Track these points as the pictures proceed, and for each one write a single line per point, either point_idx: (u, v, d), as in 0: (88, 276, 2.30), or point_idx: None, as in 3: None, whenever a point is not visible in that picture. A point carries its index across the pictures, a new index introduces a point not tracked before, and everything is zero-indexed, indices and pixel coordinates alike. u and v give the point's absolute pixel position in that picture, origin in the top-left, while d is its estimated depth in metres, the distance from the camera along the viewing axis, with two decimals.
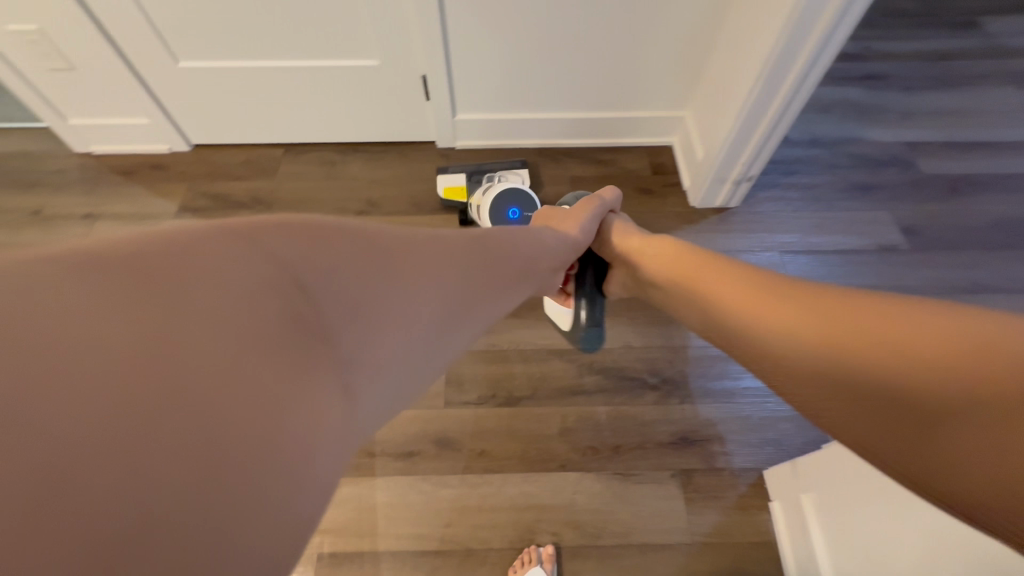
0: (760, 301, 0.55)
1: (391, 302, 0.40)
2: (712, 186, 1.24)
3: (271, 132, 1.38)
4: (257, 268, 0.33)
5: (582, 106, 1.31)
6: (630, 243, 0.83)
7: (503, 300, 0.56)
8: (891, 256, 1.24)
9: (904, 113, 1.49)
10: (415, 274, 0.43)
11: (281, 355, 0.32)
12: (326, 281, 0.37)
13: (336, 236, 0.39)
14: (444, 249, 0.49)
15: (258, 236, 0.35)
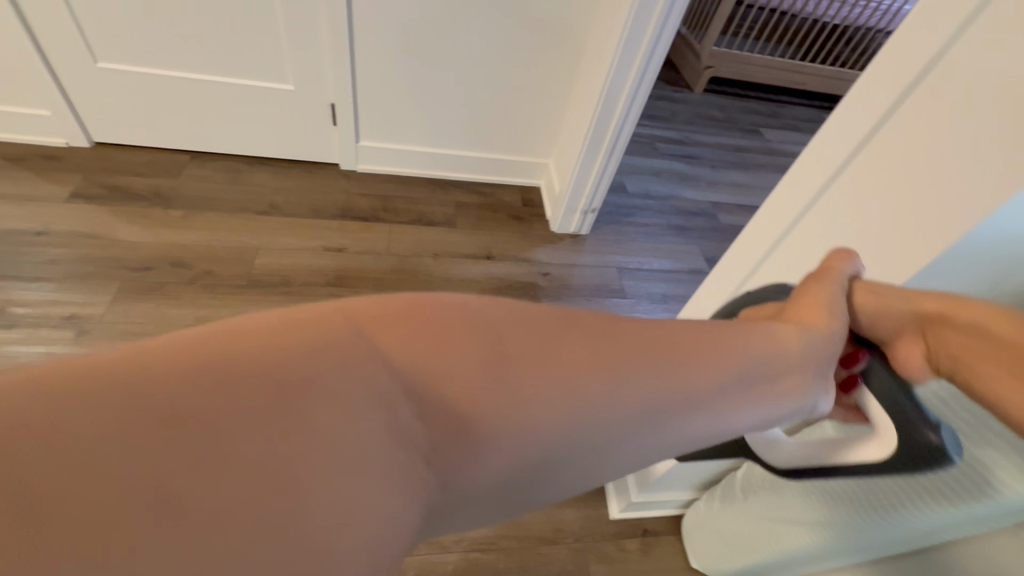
0: (1023, 367, 0.39)
1: (534, 409, 0.31)
2: (567, 214, 1.56)
3: (180, 140, 1.49)
4: (370, 378, 0.27)
5: (467, 146, 1.60)
6: (921, 305, 0.45)
7: (722, 421, 0.38)
8: (699, 276, 1.60)
9: (710, 182, 1.98)
10: (566, 386, 0.32)
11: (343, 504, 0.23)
12: (444, 393, 0.29)
13: (473, 318, 0.32)
14: (612, 343, 0.35)
15: (378, 332, 0.29)
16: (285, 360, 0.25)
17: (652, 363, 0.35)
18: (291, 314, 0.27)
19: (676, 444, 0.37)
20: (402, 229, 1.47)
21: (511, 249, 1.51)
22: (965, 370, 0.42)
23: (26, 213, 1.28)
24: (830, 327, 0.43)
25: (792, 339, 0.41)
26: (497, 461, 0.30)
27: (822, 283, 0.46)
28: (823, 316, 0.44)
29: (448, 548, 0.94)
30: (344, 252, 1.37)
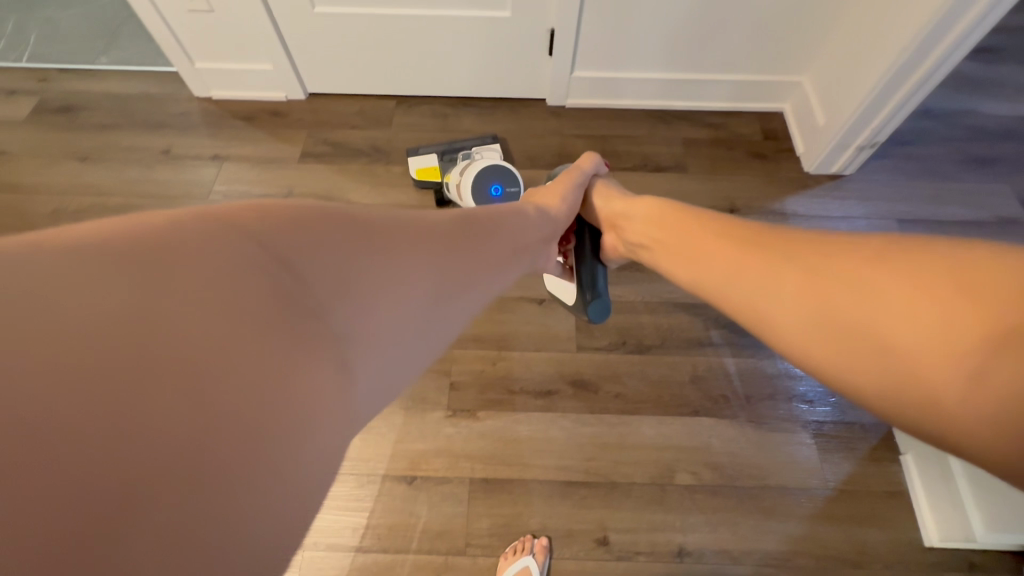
0: (743, 262, 0.53)
1: (389, 279, 0.38)
2: (834, 151, 1.23)
3: (388, 83, 1.41)
4: (239, 248, 0.31)
5: (701, 67, 1.30)
6: (615, 203, 0.84)
7: (496, 277, 0.52)
8: (1012, 228, 1.23)
9: (1019, 88, 1.45)
10: (396, 259, 0.39)
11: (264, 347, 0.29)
12: (308, 260, 0.34)
13: (329, 212, 0.37)
14: (425, 223, 0.45)
15: (238, 217, 0.32)
16: (149, 244, 0.28)
17: (446, 239, 0.46)
18: (137, 220, 0.29)
19: (479, 298, 0.49)
20: (627, 176, 1.29)
21: (756, 198, 1.27)
22: (645, 240, 0.73)
23: (270, 177, 1.32)
24: (556, 206, 0.80)
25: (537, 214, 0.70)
26: (371, 319, 0.36)
27: (561, 180, 0.86)
28: (558, 194, 0.82)
29: (739, 559, 0.87)
30: None
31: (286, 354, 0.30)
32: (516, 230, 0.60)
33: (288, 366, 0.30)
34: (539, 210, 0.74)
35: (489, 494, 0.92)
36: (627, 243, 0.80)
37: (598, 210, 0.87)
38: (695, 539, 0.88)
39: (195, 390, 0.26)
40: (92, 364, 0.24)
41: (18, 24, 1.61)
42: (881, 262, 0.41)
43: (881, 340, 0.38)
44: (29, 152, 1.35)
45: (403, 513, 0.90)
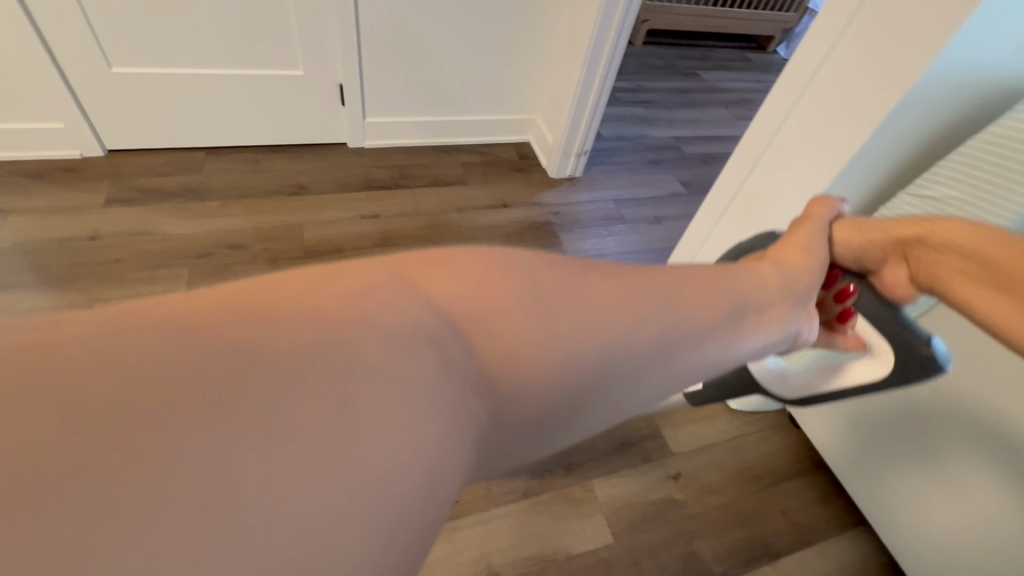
0: (1000, 285, 0.57)
1: (557, 350, 0.39)
2: (563, 158, 1.75)
3: (195, 137, 1.55)
4: (416, 307, 0.34)
5: (464, 110, 1.75)
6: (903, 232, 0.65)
7: (701, 350, 0.48)
8: (680, 198, 1.86)
9: (668, 121, 2.23)
10: (565, 321, 0.40)
11: (418, 416, 0.29)
12: (471, 329, 0.37)
13: (502, 278, 0.40)
14: (616, 286, 0.45)
15: (418, 276, 0.37)
16: (339, 305, 0.31)
17: (636, 302, 0.44)
18: (343, 276, 0.34)
19: (672, 369, 0.46)
20: (424, 191, 1.62)
21: (522, 196, 1.70)
22: (924, 261, 0.63)
23: (70, 221, 1.31)
24: (799, 264, 0.62)
25: (766, 273, 0.57)
26: (531, 386, 0.38)
27: (804, 227, 0.67)
28: (804, 250, 0.64)
29: None
30: (381, 217, 1.50)
31: (448, 425, 0.31)
32: (721, 287, 0.52)
33: (447, 435, 0.30)
34: (761, 268, 0.58)
35: None
36: (912, 271, 0.64)
37: (872, 251, 0.67)
38: None
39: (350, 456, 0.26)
40: (263, 409, 0.25)
41: None
42: None
43: None
44: None
45: None
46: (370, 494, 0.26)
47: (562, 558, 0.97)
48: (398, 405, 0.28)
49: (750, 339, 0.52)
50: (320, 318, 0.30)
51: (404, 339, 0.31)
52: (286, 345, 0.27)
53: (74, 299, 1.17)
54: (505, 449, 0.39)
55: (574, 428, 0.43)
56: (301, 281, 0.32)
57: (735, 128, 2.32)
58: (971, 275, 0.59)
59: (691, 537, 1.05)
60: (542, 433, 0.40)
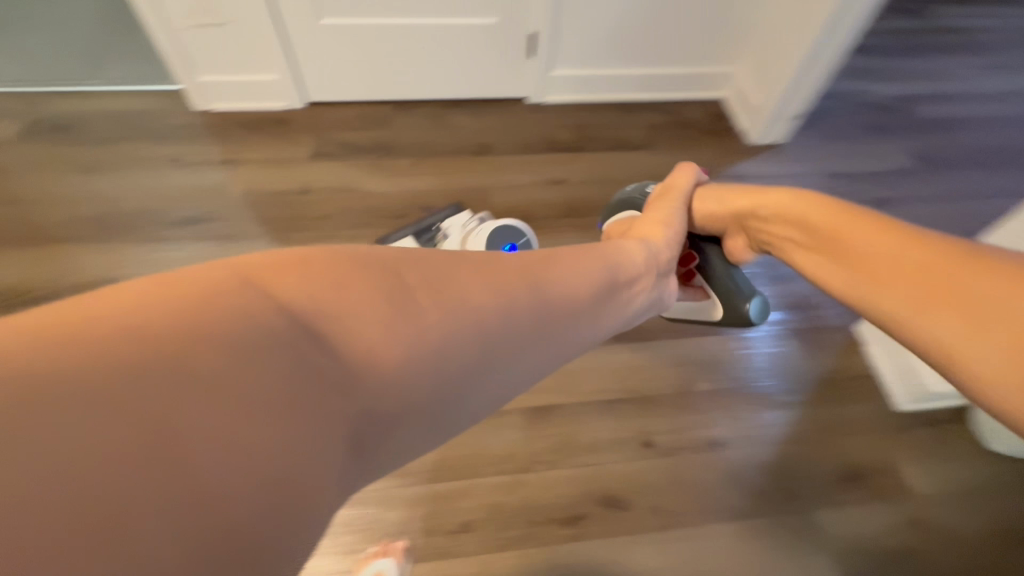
0: (832, 235, 0.68)
1: (422, 338, 0.45)
2: (770, 122, 1.49)
3: (384, 89, 1.53)
4: (264, 312, 0.38)
5: (656, 63, 1.54)
6: (735, 206, 0.84)
7: (559, 337, 0.56)
8: (908, 176, 1.52)
9: (901, 69, 1.78)
10: (420, 308, 0.46)
11: (272, 416, 0.34)
12: (332, 325, 0.41)
13: (360, 272, 0.45)
14: (471, 282, 0.51)
15: (270, 281, 0.41)
16: (179, 312, 0.34)
17: (491, 300, 0.51)
18: (188, 282, 0.37)
19: (531, 352, 0.53)
20: (608, 156, 1.48)
21: (716, 166, 1.50)
22: (773, 232, 0.78)
23: (283, 174, 1.38)
24: (658, 238, 0.80)
25: (594, 262, 0.64)
26: (390, 379, 0.42)
27: (664, 205, 0.87)
28: (660, 223, 0.83)
29: (756, 440, 1.02)
30: (566, 183, 1.41)
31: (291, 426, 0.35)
32: (581, 280, 0.60)
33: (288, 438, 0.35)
34: (595, 259, 0.64)
35: (543, 418, 1.02)
36: (761, 239, 0.81)
37: (718, 216, 0.88)
38: (722, 432, 1.03)
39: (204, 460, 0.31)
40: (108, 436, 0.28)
41: None
42: (990, 269, 0.50)
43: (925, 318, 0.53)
44: (30, 167, 1.36)
45: (472, 445, 0.98)
46: (216, 486, 0.31)
47: None
48: (231, 408, 0.33)
49: (591, 306, 0.60)
50: (169, 326, 0.33)
51: (243, 343, 0.35)
52: (143, 347, 0.32)
53: None
54: (374, 444, 0.42)
55: (440, 425, 0.47)
56: (148, 290, 0.35)
57: (991, 80, 1.80)
58: (936, 271, 0.54)
59: None
60: (401, 429, 0.44)
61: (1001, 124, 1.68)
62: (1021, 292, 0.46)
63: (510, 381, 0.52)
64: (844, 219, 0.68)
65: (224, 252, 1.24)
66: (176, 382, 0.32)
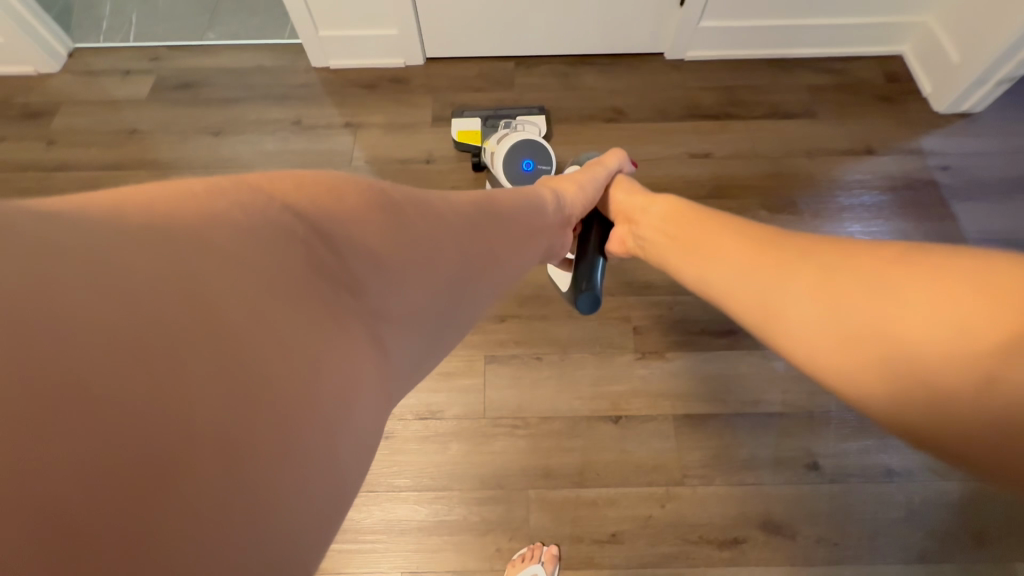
0: (724, 239, 0.66)
1: (424, 253, 0.44)
2: (971, 88, 1.23)
3: (509, 44, 1.40)
4: (271, 212, 0.34)
5: (830, 11, 1.29)
6: (636, 203, 0.85)
7: (511, 267, 0.58)
8: None
9: None
10: (418, 223, 0.44)
11: (302, 313, 0.32)
12: (346, 232, 0.38)
13: (357, 185, 0.42)
14: (443, 203, 0.50)
15: (268, 186, 0.36)
16: (179, 203, 0.30)
17: (461, 222, 0.50)
18: (180, 188, 0.31)
19: (491, 281, 0.54)
20: (762, 126, 1.29)
21: (892, 139, 1.28)
22: (655, 234, 0.78)
23: (406, 141, 1.31)
24: (573, 192, 0.82)
25: (528, 205, 0.67)
26: (401, 290, 0.41)
27: (585, 171, 0.88)
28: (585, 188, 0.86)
29: (947, 476, 0.89)
30: (713, 157, 1.25)
31: (323, 335, 0.33)
32: (529, 220, 0.65)
33: (330, 350, 0.33)
34: (528, 202, 0.68)
35: (693, 428, 0.94)
36: (640, 241, 0.83)
37: (615, 203, 0.89)
38: (901, 461, 0.90)
39: (240, 358, 0.28)
40: (124, 315, 0.25)
41: (116, 2, 1.59)
42: (888, 258, 0.48)
43: (806, 318, 0.51)
44: (159, 128, 1.34)
45: (618, 450, 0.93)
46: (257, 377, 0.28)
47: None
48: (261, 298, 0.30)
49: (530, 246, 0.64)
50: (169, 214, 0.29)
51: (264, 237, 0.32)
52: (140, 234, 0.27)
53: None
54: (391, 360, 0.40)
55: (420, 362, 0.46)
56: (143, 198, 0.29)
57: None
58: (787, 258, 0.57)
59: None
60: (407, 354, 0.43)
61: None
62: (857, 270, 0.49)
63: (474, 310, 0.53)
64: (709, 222, 0.71)
65: None
66: (186, 281, 0.27)
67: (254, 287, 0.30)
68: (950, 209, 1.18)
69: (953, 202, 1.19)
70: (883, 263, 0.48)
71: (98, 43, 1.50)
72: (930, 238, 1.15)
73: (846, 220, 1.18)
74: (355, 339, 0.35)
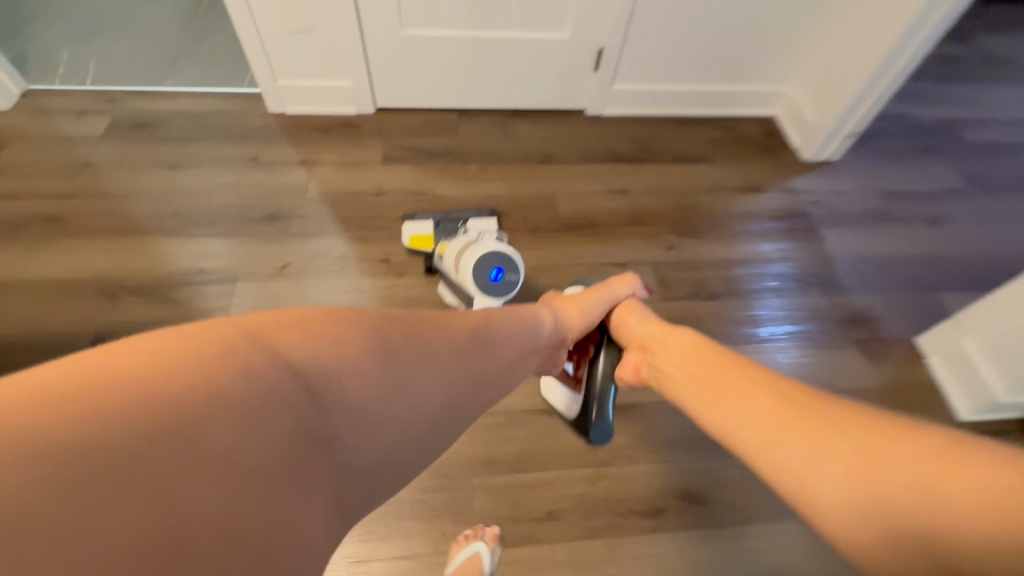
0: (735, 379, 0.62)
1: (411, 393, 0.47)
2: (827, 139, 1.53)
3: (452, 98, 1.60)
4: (268, 372, 0.38)
5: (714, 79, 1.60)
6: (642, 329, 0.83)
7: (492, 394, 0.60)
8: (963, 196, 1.53)
9: (944, 96, 1.83)
10: (408, 363, 0.48)
11: (282, 472, 0.36)
12: (332, 384, 0.42)
13: (354, 325, 0.46)
14: (438, 340, 0.53)
15: (269, 336, 0.41)
16: (180, 369, 0.34)
17: (446, 357, 0.53)
18: (182, 350, 0.36)
19: (468, 418, 0.56)
20: (668, 169, 1.53)
21: (772, 180, 1.55)
22: (665, 365, 0.74)
23: (359, 176, 1.43)
24: (576, 312, 0.84)
25: (525, 318, 0.71)
26: (382, 434, 0.44)
27: (590, 291, 0.89)
28: (588, 308, 0.86)
29: None
30: (629, 193, 1.46)
31: (286, 487, 0.36)
32: (521, 342, 0.67)
33: (288, 502, 0.35)
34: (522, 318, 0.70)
35: (620, 416, 1.06)
36: (650, 368, 0.78)
37: (622, 325, 0.88)
38: None
39: (223, 527, 0.31)
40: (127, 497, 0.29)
41: (74, 51, 1.68)
42: (919, 433, 0.45)
43: (826, 484, 0.46)
44: (113, 162, 1.40)
45: (555, 437, 1.02)
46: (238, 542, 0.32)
47: None
48: (246, 465, 0.34)
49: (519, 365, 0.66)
50: (170, 386, 0.33)
51: (257, 401, 0.36)
52: (147, 414, 0.31)
53: (373, 251, 1.28)
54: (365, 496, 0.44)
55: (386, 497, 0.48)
56: (150, 364, 0.34)
57: None
58: (802, 411, 0.54)
59: None
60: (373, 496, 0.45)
61: None
62: (880, 439, 0.46)
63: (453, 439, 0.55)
64: (720, 359, 0.67)
65: (306, 248, 1.28)
66: (180, 459, 0.31)
67: (244, 455, 0.34)
68: (823, 235, 1.42)
69: (824, 229, 1.43)
70: (926, 452, 0.43)
71: (54, 86, 1.57)
72: (807, 257, 1.37)
73: (741, 242, 1.39)
74: (321, 490, 0.38)
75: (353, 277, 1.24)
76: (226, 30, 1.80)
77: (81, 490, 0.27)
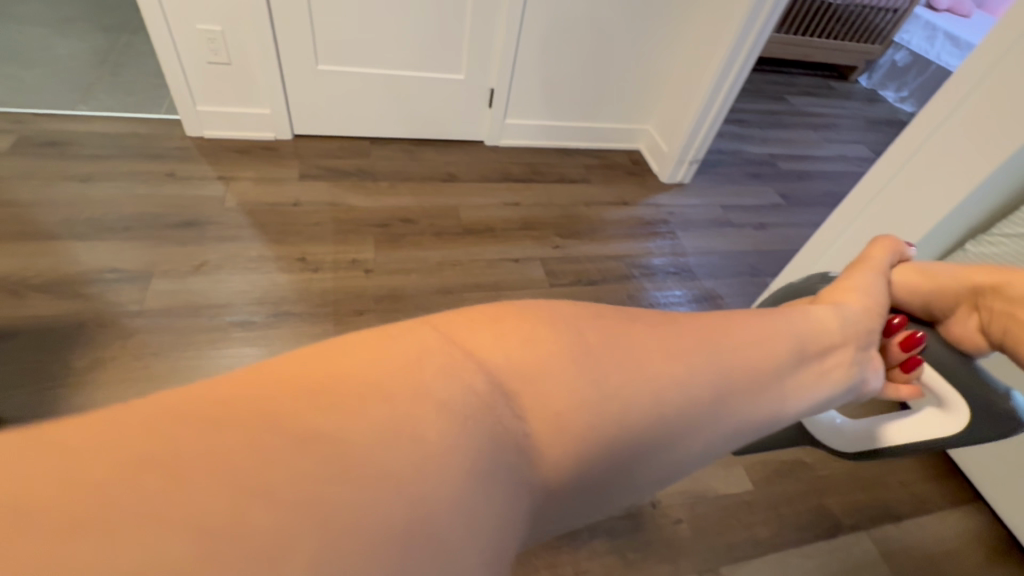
0: None
1: (631, 397, 0.42)
2: (677, 164, 1.90)
3: (364, 127, 1.80)
4: (478, 378, 0.37)
5: (587, 118, 1.94)
6: (976, 285, 0.68)
7: (751, 405, 0.48)
8: (778, 208, 1.96)
9: (763, 139, 2.33)
10: (625, 364, 0.43)
11: (488, 486, 0.33)
12: (537, 387, 0.40)
13: (559, 324, 0.44)
14: (665, 347, 0.46)
15: (470, 338, 0.40)
16: (399, 370, 0.34)
17: (676, 362, 0.45)
18: (400, 351, 0.36)
19: (717, 425, 0.46)
20: (554, 187, 1.81)
21: (638, 196, 1.88)
22: (1018, 325, 0.63)
23: (276, 190, 1.56)
24: (855, 303, 0.61)
25: (829, 319, 0.56)
26: (593, 444, 0.40)
27: (860, 272, 0.68)
28: (864, 296, 0.63)
29: None
30: (521, 205, 1.71)
31: (496, 486, 0.33)
32: (779, 345, 0.51)
33: (498, 504, 0.33)
34: (783, 318, 0.55)
35: None
36: (987, 331, 0.66)
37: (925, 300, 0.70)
38: None
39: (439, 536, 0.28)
40: (350, 481, 0.27)
41: None
42: None
43: None
44: (18, 175, 1.42)
45: None
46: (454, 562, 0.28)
47: (713, 498, 1.12)
48: (456, 471, 0.31)
49: (794, 377, 0.51)
50: (385, 384, 0.33)
51: (466, 405, 0.35)
52: (371, 414, 0.31)
53: (289, 251, 1.40)
54: (558, 511, 0.41)
55: (618, 499, 0.45)
56: (371, 361, 0.34)
57: (826, 149, 2.40)
58: None
59: (822, 493, 1.18)
60: (590, 498, 0.42)
61: (837, 176, 2.22)
62: None
63: (686, 462, 0.47)
64: None
65: (221, 249, 1.36)
66: (397, 457, 0.30)
67: (453, 460, 0.31)
68: (677, 236, 1.74)
69: (678, 233, 1.76)
70: None
71: None
72: (666, 253, 1.67)
73: (614, 242, 1.67)
74: (520, 507, 0.36)
75: (269, 272, 1.34)
76: (141, 65, 1.91)
77: (311, 476, 0.27)
